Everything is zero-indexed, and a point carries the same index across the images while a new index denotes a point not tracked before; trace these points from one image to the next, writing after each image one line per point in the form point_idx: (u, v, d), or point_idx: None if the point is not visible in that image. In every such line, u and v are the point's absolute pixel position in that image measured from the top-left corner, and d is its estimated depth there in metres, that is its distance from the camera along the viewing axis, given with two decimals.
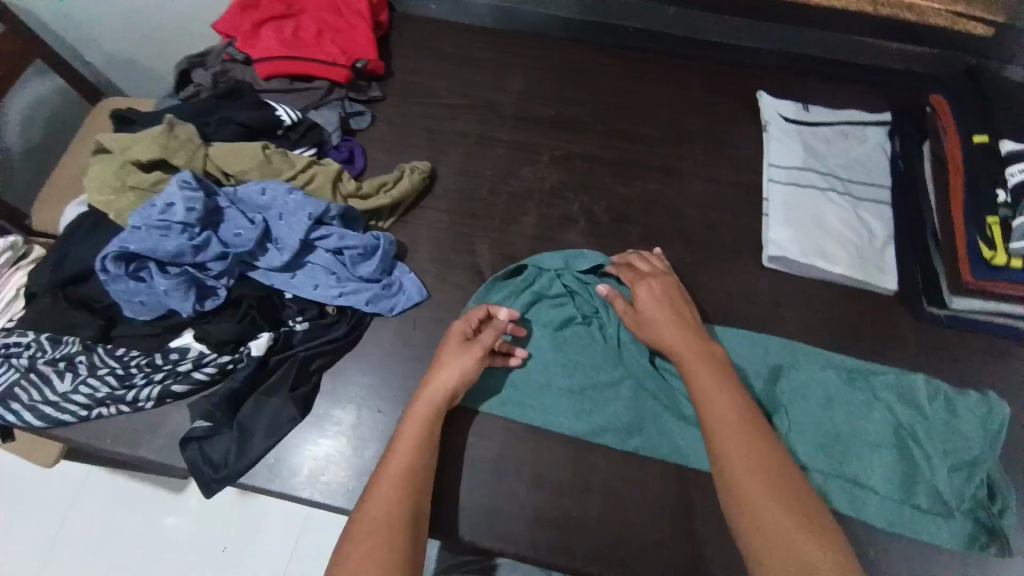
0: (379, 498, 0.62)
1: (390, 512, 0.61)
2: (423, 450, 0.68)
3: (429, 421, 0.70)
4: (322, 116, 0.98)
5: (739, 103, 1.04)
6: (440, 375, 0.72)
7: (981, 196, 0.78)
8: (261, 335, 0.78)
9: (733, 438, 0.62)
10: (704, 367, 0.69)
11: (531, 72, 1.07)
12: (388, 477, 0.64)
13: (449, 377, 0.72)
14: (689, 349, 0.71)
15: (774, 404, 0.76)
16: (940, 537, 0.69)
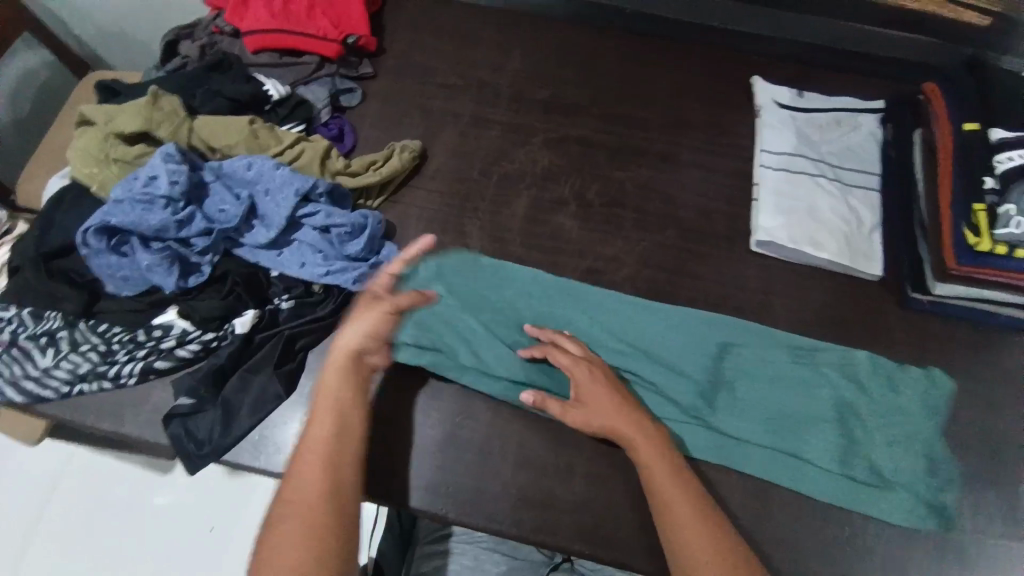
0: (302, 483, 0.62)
1: (311, 494, 0.61)
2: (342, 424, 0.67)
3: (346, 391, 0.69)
4: (311, 91, 0.96)
5: (734, 90, 1.04)
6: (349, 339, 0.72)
7: (971, 184, 0.77)
8: (247, 313, 0.77)
9: (678, 515, 0.63)
10: (656, 458, 0.67)
11: (528, 53, 1.06)
12: (306, 454, 0.64)
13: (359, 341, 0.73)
14: (638, 440, 0.68)
15: (734, 386, 0.78)
16: (883, 512, 0.72)
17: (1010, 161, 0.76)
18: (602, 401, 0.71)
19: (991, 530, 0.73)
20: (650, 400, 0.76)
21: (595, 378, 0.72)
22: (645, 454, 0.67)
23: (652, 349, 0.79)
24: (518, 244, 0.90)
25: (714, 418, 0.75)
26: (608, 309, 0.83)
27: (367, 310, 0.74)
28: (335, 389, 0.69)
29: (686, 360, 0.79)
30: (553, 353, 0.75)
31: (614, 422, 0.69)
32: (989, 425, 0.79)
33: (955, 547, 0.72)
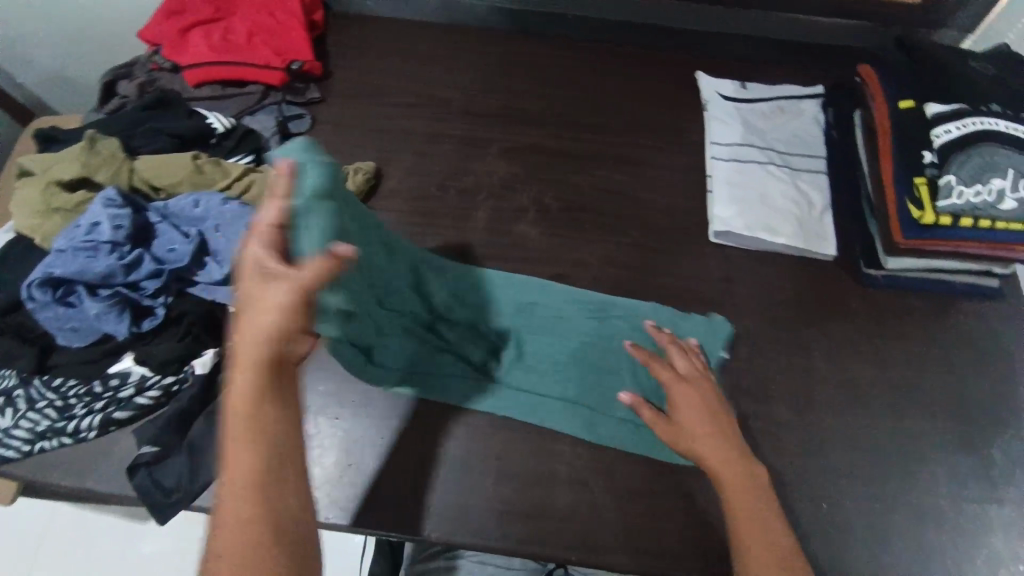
0: (223, 519, 0.48)
1: (244, 535, 0.47)
2: (263, 436, 0.50)
3: (257, 388, 0.51)
4: (258, 121, 0.95)
5: (681, 86, 1.06)
6: (247, 321, 0.51)
7: (911, 159, 0.79)
8: (208, 352, 0.76)
9: (750, 535, 0.61)
10: (737, 478, 0.65)
11: (476, 66, 1.06)
12: (232, 484, 0.49)
13: (270, 321, 0.50)
14: (723, 458, 0.67)
15: (629, 366, 0.80)
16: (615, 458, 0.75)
17: (947, 134, 0.78)
18: (690, 412, 0.70)
19: (963, 492, 0.75)
20: (544, 385, 0.79)
21: (689, 394, 0.72)
22: (729, 473, 0.66)
23: (553, 335, 0.82)
24: (482, 256, 0.89)
25: (541, 381, 0.80)
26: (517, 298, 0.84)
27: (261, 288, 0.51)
28: (253, 398, 0.51)
29: (582, 343, 0.82)
30: (655, 367, 0.74)
31: (702, 440, 0.68)
32: (952, 389, 0.81)
33: (932, 513, 0.74)
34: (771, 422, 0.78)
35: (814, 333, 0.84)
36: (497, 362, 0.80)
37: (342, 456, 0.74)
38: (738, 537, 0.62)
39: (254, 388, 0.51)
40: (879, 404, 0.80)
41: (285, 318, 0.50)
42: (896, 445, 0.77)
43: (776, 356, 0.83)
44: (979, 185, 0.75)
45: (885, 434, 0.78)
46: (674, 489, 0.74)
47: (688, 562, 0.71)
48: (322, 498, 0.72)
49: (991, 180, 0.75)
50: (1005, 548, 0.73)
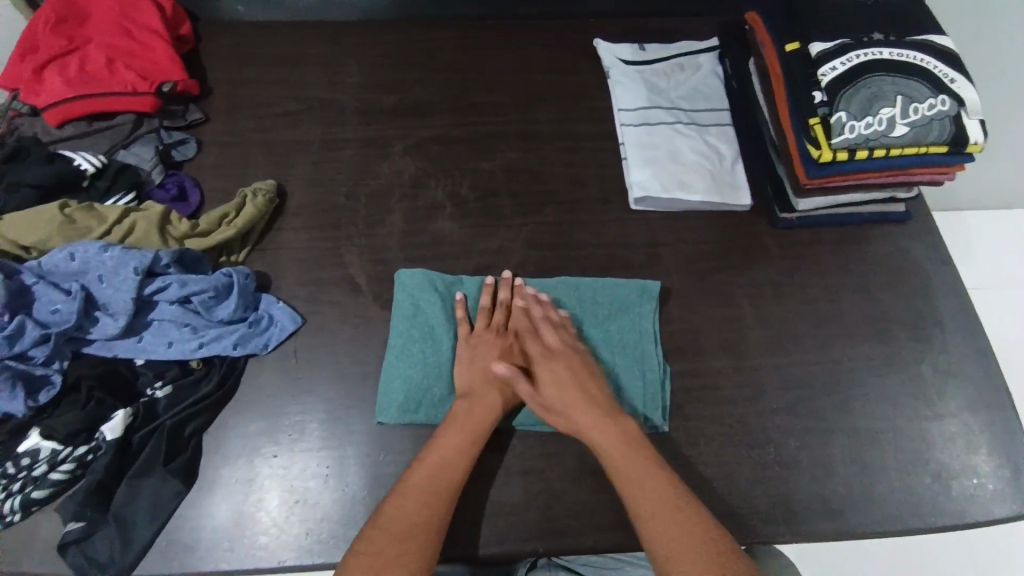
0: (407, 499, 0.64)
1: (415, 514, 0.63)
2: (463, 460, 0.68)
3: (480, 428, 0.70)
4: (135, 154, 0.87)
5: (579, 54, 1.04)
6: (484, 360, 0.75)
7: (802, 101, 0.80)
8: (117, 415, 0.68)
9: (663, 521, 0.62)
10: (636, 464, 0.66)
11: (365, 61, 1.01)
12: (421, 475, 0.66)
13: (494, 370, 0.74)
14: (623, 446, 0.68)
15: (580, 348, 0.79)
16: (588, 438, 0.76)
17: (833, 71, 0.79)
18: (565, 391, 0.72)
19: (894, 412, 0.79)
20: None
21: (558, 381, 0.73)
22: (626, 465, 0.66)
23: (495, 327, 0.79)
24: (402, 260, 0.86)
25: None
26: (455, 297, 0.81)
27: (497, 349, 0.76)
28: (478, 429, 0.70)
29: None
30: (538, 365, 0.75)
31: (592, 429, 0.69)
32: (873, 315, 0.85)
33: (871, 436, 0.77)
34: (710, 375, 0.79)
35: (740, 283, 0.86)
36: None
37: (287, 495, 0.70)
38: (647, 521, 0.63)
39: (468, 428, 0.70)
40: (809, 340, 0.83)
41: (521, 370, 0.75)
42: (830, 377, 0.80)
43: (707, 311, 0.84)
44: (869, 117, 0.76)
45: (818, 367, 0.81)
46: None
47: None
48: (272, 542, 0.68)
49: (880, 110, 0.77)
50: (937, 454, 0.77)
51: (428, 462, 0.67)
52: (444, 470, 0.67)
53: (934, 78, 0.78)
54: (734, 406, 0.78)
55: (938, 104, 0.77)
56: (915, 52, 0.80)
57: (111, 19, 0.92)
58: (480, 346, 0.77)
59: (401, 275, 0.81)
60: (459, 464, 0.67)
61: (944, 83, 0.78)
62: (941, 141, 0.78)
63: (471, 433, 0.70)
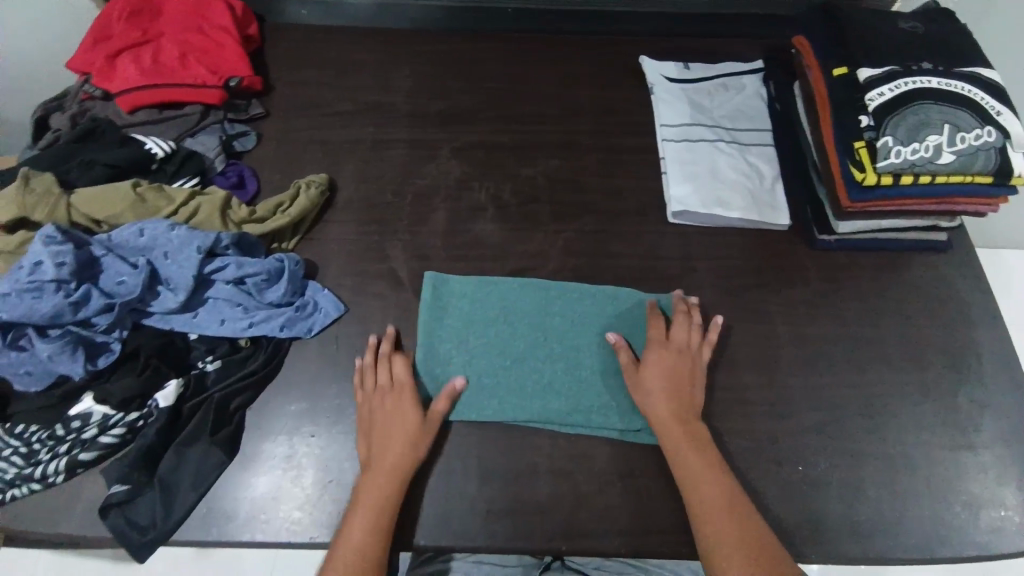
0: None
1: None
2: (377, 539, 0.66)
3: (385, 504, 0.68)
4: (201, 142, 0.92)
5: (624, 70, 1.07)
6: (380, 430, 0.72)
7: (848, 125, 0.81)
8: (171, 382, 0.73)
9: (724, 528, 0.66)
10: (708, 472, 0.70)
11: (417, 67, 1.05)
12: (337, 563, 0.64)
13: (390, 442, 0.71)
14: (701, 456, 0.71)
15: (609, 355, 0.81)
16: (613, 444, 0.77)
17: (881, 97, 0.79)
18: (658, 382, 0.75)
19: (926, 439, 0.78)
20: (515, 384, 0.78)
21: (660, 369, 0.76)
22: (694, 466, 0.70)
23: (526, 331, 0.82)
24: (443, 258, 0.89)
25: (535, 380, 0.79)
26: (487, 298, 0.84)
27: (391, 414, 0.73)
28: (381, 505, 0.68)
29: (556, 335, 0.82)
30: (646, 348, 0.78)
31: (672, 427, 0.73)
32: (908, 341, 0.85)
33: (901, 461, 0.77)
34: (739, 390, 0.80)
35: (774, 300, 0.87)
36: (502, 369, 0.79)
37: (322, 474, 0.73)
38: (706, 525, 0.66)
39: (374, 506, 0.67)
40: (841, 362, 0.83)
41: (416, 437, 0.72)
42: (861, 400, 0.80)
43: (739, 326, 0.85)
44: (915, 143, 0.77)
45: (849, 390, 0.81)
46: (653, 469, 0.76)
47: (671, 535, 0.72)
48: (305, 517, 0.70)
49: (927, 137, 0.77)
50: (969, 484, 0.76)
51: (340, 552, 0.65)
52: (360, 555, 0.65)
53: (982, 109, 0.79)
54: (762, 422, 0.78)
55: (985, 135, 0.78)
56: (963, 84, 0.81)
57: (186, 16, 0.99)
58: (375, 416, 0.73)
59: (434, 276, 0.85)
60: (373, 546, 0.66)
61: (991, 114, 0.79)
62: (986, 171, 0.78)
63: (375, 511, 0.67)
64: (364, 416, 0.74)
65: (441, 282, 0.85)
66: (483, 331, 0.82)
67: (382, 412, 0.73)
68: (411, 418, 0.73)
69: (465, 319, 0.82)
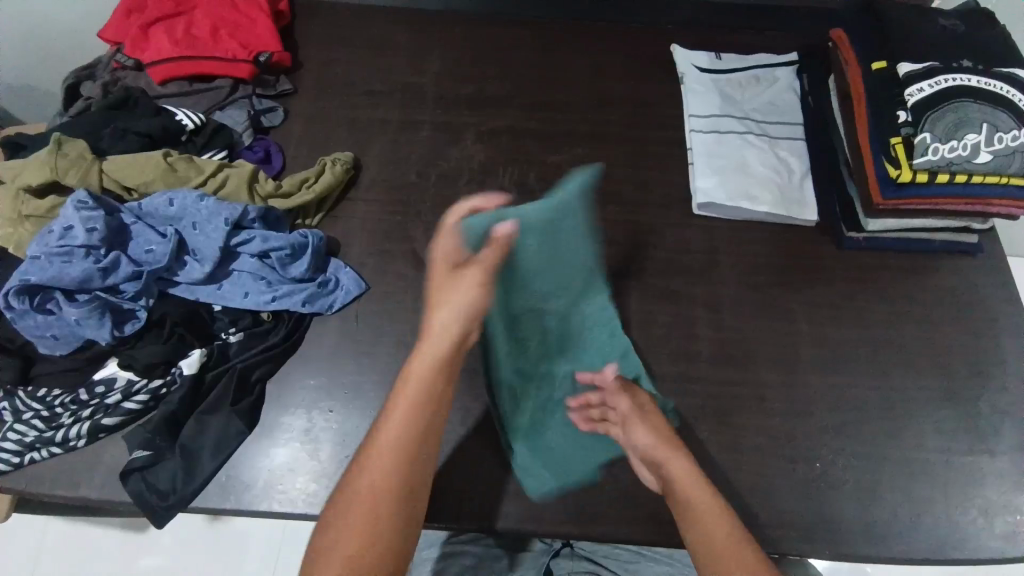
0: (364, 482, 0.56)
1: (376, 497, 0.56)
2: (424, 411, 0.59)
3: (436, 377, 0.61)
4: (229, 116, 0.93)
5: (655, 59, 1.05)
6: (437, 308, 0.62)
7: (884, 121, 0.79)
8: (195, 352, 0.74)
9: None
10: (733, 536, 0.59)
11: (446, 49, 1.05)
12: (381, 445, 0.58)
13: (448, 312, 0.62)
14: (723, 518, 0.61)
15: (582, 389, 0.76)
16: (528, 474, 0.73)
17: (920, 92, 0.77)
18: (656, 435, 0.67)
19: (947, 444, 0.77)
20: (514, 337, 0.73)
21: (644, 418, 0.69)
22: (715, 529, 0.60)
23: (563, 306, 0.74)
24: None
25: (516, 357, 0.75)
26: (583, 234, 0.70)
27: (447, 278, 0.63)
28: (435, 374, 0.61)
29: (559, 334, 0.76)
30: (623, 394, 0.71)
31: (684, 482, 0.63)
32: (934, 344, 0.83)
33: (920, 465, 0.76)
34: (760, 385, 0.79)
35: (797, 297, 0.86)
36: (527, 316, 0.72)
37: (339, 448, 0.74)
38: None
39: (427, 376, 0.60)
40: (864, 362, 0.82)
41: (476, 299, 0.62)
42: (883, 400, 0.79)
43: (762, 321, 0.84)
44: (954, 141, 0.75)
45: (871, 389, 0.80)
46: None
47: None
48: (321, 490, 0.71)
49: (966, 135, 0.75)
50: (990, 490, 0.75)
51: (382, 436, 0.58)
52: (404, 441, 0.58)
53: (1023, 109, 0.77)
54: (781, 417, 0.78)
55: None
56: (1002, 84, 0.78)
57: None
58: (437, 279, 0.64)
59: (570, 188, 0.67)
60: (417, 428, 0.59)
61: None
62: (1022, 173, 0.77)
63: (428, 385, 0.60)
64: (429, 293, 0.64)
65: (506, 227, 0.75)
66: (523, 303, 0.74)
67: (439, 272, 0.64)
68: (467, 276, 0.63)
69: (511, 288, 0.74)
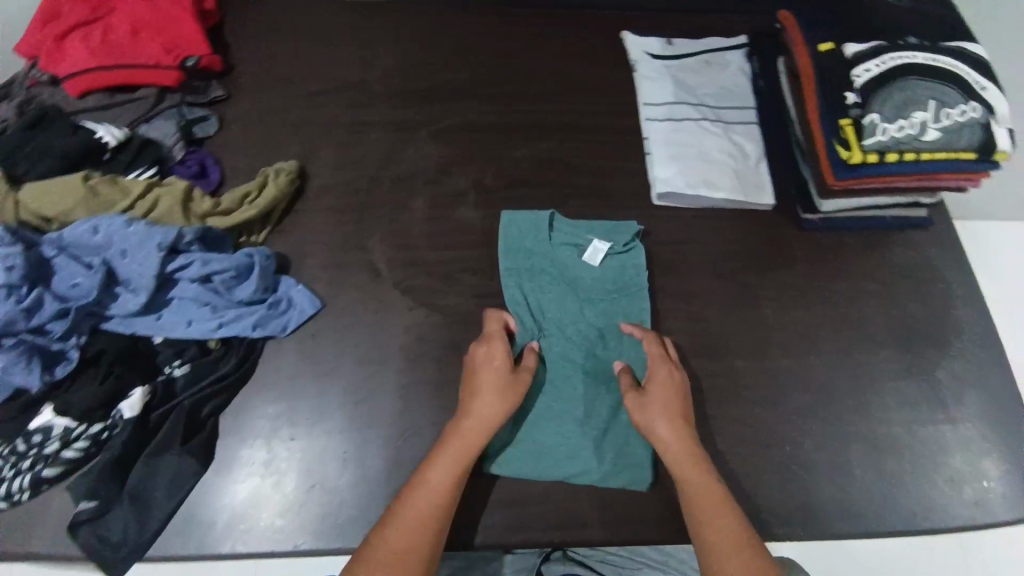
0: (399, 527, 0.62)
1: (408, 547, 0.61)
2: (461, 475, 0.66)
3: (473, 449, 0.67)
4: (157, 128, 0.86)
5: (608, 46, 1.03)
6: (473, 397, 0.69)
7: (834, 103, 0.79)
8: (138, 391, 0.69)
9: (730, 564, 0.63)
10: (713, 511, 0.65)
11: (391, 45, 0.99)
12: (416, 497, 0.64)
13: (482, 402, 0.68)
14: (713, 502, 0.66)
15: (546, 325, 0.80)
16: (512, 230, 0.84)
17: (866, 73, 0.78)
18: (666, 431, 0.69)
19: (910, 417, 0.79)
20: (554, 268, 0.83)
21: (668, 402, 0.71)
22: (706, 515, 0.65)
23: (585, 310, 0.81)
24: (424, 247, 0.85)
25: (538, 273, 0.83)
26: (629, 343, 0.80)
27: (491, 374, 0.71)
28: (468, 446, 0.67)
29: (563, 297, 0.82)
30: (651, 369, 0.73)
31: (685, 473, 0.68)
32: (893, 320, 0.85)
33: (886, 440, 0.78)
34: (730, 374, 0.79)
35: (762, 282, 0.86)
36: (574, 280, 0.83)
37: (304, 478, 0.70)
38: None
39: (461, 453, 0.66)
40: (828, 342, 0.83)
41: (506, 409, 0.69)
42: (850, 381, 0.81)
43: (727, 309, 0.84)
44: (901, 120, 0.76)
45: (838, 369, 0.81)
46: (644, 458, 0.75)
47: (661, 519, 0.72)
48: (289, 524, 0.68)
49: (913, 113, 0.76)
50: (952, 458, 0.78)
51: (420, 487, 0.64)
52: (441, 490, 0.64)
53: (968, 84, 0.78)
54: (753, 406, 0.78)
55: (970, 110, 0.76)
56: (949, 58, 0.79)
57: None
58: (478, 381, 0.70)
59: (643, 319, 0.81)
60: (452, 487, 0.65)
61: (977, 89, 0.77)
62: (970, 147, 0.77)
63: (466, 448, 0.67)
64: (469, 380, 0.71)
65: (623, 231, 0.85)
66: (581, 292, 0.82)
67: (485, 376, 0.70)
68: (508, 376, 0.71)
69: (583, 266, 0.83)
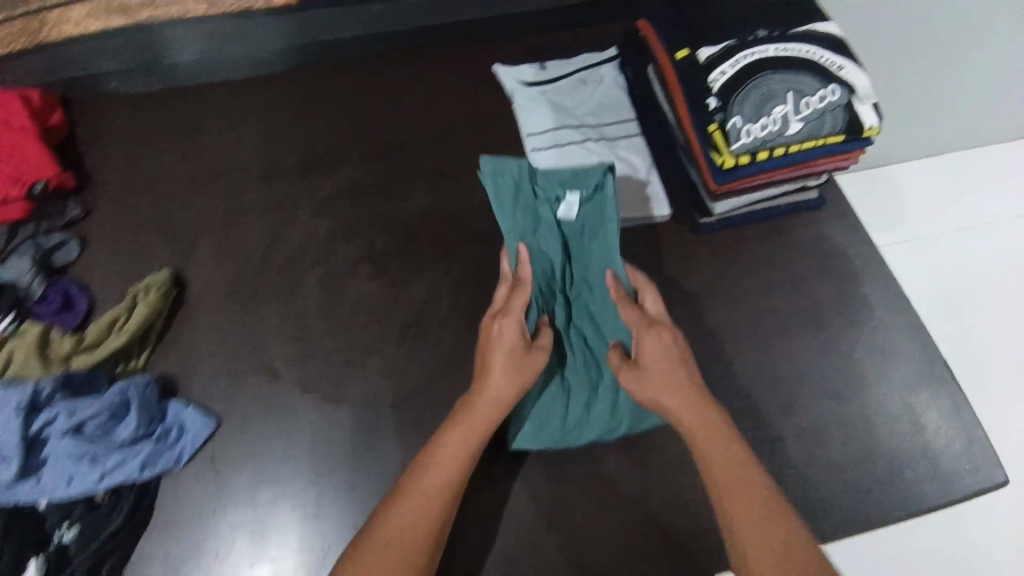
0: (398, 515, 0.61)
1: (404, 540, 0.60)
2: (468, 463, 0.64)
3: (482, 434, 0.66)
4: (9, 269, 0.78)
5: (482, 79, 1.00)
6: (494, 376, 0.67)
7: (699, 109, 0.78)
8: (29, 565, 0.63)
9: (753, 524, 0.61)
10: (732, 474, 0.63)
11: (256, 120, 0.95)
12: (422, 483, 0.63)
13: (502, 378, 0.67)
14: (731, 467, 0.63)
15: (551, 283, 0.79)
16: (507, 178, 0.80)
17: (722, 76, 0.77)
18: (676, 397, 0.67)
19: (837, 404, 0.78)
20: (551, 224, 0.81)
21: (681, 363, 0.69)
22: (726, 476, 0.63)
23: (584, 276, 0.82)
24: (322, 330, 0.80)
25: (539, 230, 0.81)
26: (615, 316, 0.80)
27: (508, 351, 0.68)
28: (484, 427, 0.66)
29: (562, 254, 0.81)
30: (640, 339, 0.70)
31: (700, 435, 0.65)
32: (808, 305, 0.84)
33: (819, 432, 0.76)
34: None
35: (674, 295, 0.84)
36: (572, 237, 0.82)
37: None
38: (741, 544, 0.60)
39: (474, 433, 0.65)
40: (749, 343, 0.81)
41: (523, 387, 0.67)
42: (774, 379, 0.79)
43: None
44: (762, 119, 0.75)
45: (761, 369, 0.79)
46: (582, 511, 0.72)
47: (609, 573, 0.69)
48: None
49: (773, 109, 0.75)
50: (887, 436, 0.77)
51: (427, 469, 0.64)
52: (449, 472, 0.64)
53: (825, 68, 0.77)
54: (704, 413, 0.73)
55: (828, 95, 0.76)
56: (802, 45, 0.78)
57: None
58: (493, 360, 0.68)
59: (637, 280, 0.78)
60: (461, 471, 0.64)
61: (834, 72, 0.77)
62: (835, 133, 0.77)
63: (479, 433, 0.65)
64: (484, 356, 0.69)
65: (596, 178, 0.81)
66: (573, 247, 0.83)
67: (502, 351, 0.68)
68: (523, 351, 0.68)
69: (572, 223, 0.82)
